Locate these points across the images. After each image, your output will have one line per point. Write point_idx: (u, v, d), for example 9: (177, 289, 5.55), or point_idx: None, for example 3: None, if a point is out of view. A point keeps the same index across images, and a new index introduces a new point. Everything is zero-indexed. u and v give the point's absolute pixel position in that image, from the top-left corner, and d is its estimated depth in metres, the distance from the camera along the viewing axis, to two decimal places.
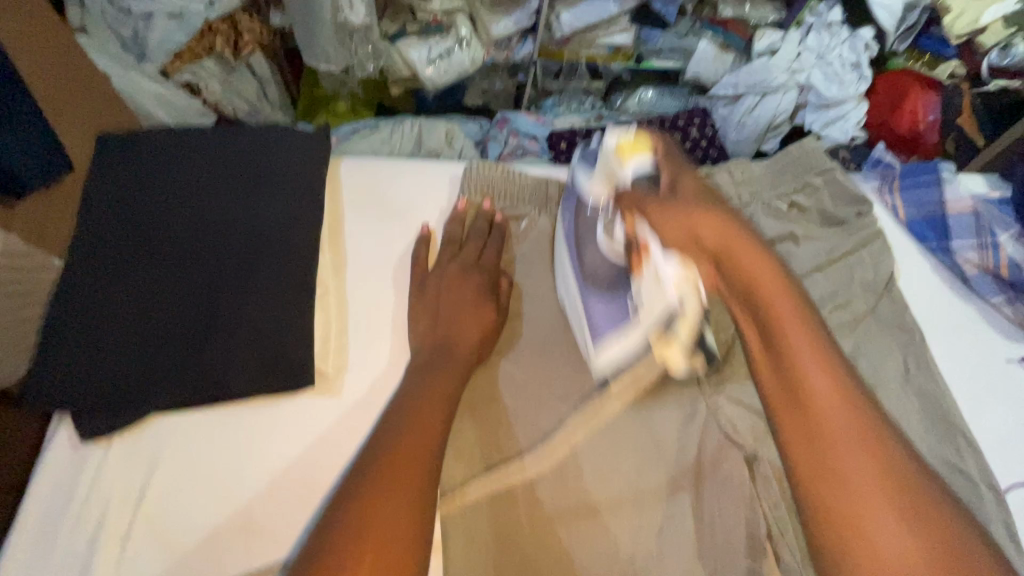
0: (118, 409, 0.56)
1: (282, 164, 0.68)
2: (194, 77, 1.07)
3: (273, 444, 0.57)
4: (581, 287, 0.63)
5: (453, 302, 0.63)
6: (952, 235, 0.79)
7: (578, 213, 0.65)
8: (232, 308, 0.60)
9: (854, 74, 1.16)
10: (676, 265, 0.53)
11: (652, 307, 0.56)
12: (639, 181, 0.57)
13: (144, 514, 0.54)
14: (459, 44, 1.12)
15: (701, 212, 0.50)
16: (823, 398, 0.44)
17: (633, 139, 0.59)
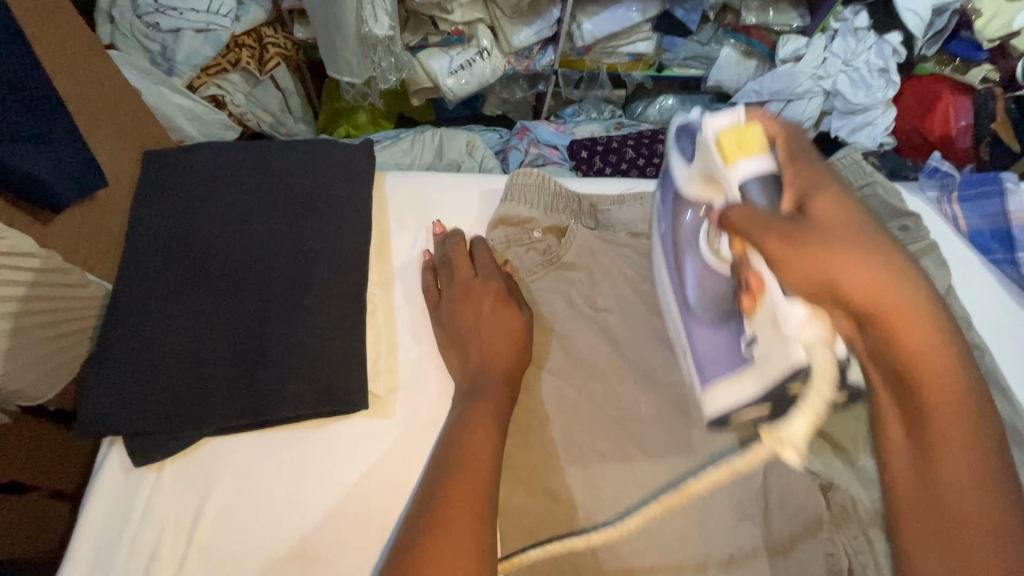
0: (172, 433, 0.55)
1: (324, 178, 0.67)
2: (220, 91, 1.07)
3: (326, 468, 0.55)
4: (686, 318, 0.52)
5: (470, 325, 0.59)
6: (1018, 247, 0.74)
7: (676, 220, 0.54)
8: (282, 329, 0.59)
9: (881, 80, 1.14)
10: (807, 310, 0.37)
11: (771, 359, 0.39)
12: (749, 190, 0.43)
13: (197, 543, 0.52)
14: (480, 55, 1.12)
15: (837, 250, 0.36)
16: (949, 460, 0.37)
17: (739, 128, 0.45)
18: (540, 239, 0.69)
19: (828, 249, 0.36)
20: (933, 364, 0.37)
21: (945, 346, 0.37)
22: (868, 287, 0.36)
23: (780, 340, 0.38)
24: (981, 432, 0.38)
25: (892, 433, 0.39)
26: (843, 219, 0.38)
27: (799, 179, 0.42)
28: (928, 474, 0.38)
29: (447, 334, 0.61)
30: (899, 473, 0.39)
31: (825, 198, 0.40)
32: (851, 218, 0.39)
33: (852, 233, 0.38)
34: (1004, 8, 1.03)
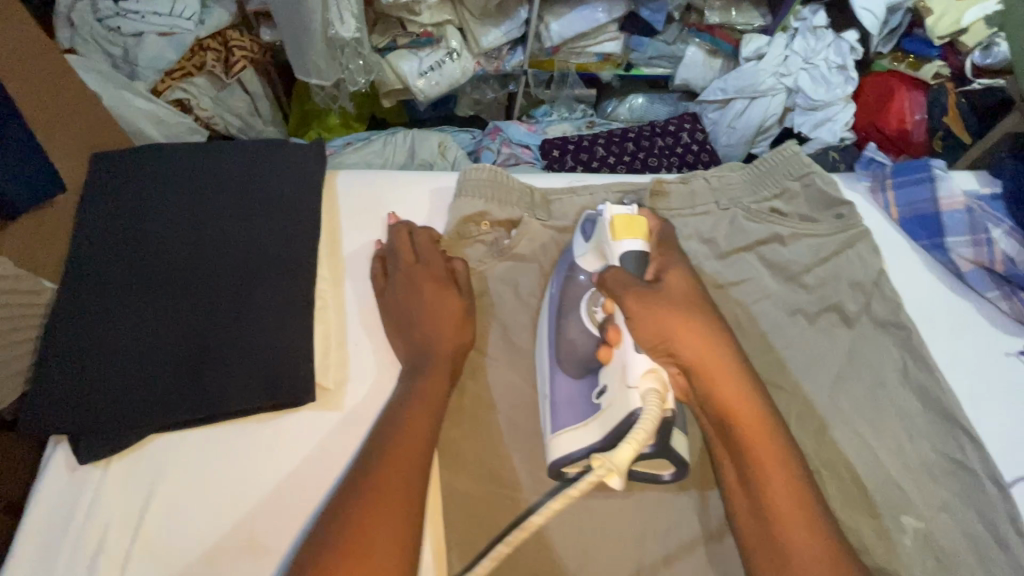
0: (119, 430, 0.55)
1: (279, 178, 0.68)
2: (185, 95, 1.06)
3: (274, 460, 0.56)
4: (554, 362, 0.60)
5: (419, 307, 0.61)
6: (945, 231, 0.79)
7: (568, 281, 0.63)
8: (231, 325, 0.59)
9: (840, 77, 1.17)
10: (648, 364, 0.52)
11: (615, 401, 0.53)
12: (626, 263, 0.58)
13: (144, 536, 0.52)
14: (451, 56, 1.14)
15: (682, 320, 0.52)
16: (766, 479, 0.49)
17: (630, 217, 0.60)
18: (490, 232, 0.71)
19: (673, 315, 0.52)
20: (753, 421, 0.50)
21: (757, 399, 0.52)
22: (696, 347, 0.51)
23: (625, 384, 0.52)
24: (788, 455, 0.50)
25: (726, 464, 0.52)
26: (684, 288, 0.56)
27: (660, 261, 0.58)
28: (754, 495, 0.49)
29: (398, 320, 0.62)
30: (734, 499, 0.51)
31: (675, 273, 0.57)
32: (690, 290, 0.55)
33: (688, 301, 0.55)
34: (951, 8, 1.08)
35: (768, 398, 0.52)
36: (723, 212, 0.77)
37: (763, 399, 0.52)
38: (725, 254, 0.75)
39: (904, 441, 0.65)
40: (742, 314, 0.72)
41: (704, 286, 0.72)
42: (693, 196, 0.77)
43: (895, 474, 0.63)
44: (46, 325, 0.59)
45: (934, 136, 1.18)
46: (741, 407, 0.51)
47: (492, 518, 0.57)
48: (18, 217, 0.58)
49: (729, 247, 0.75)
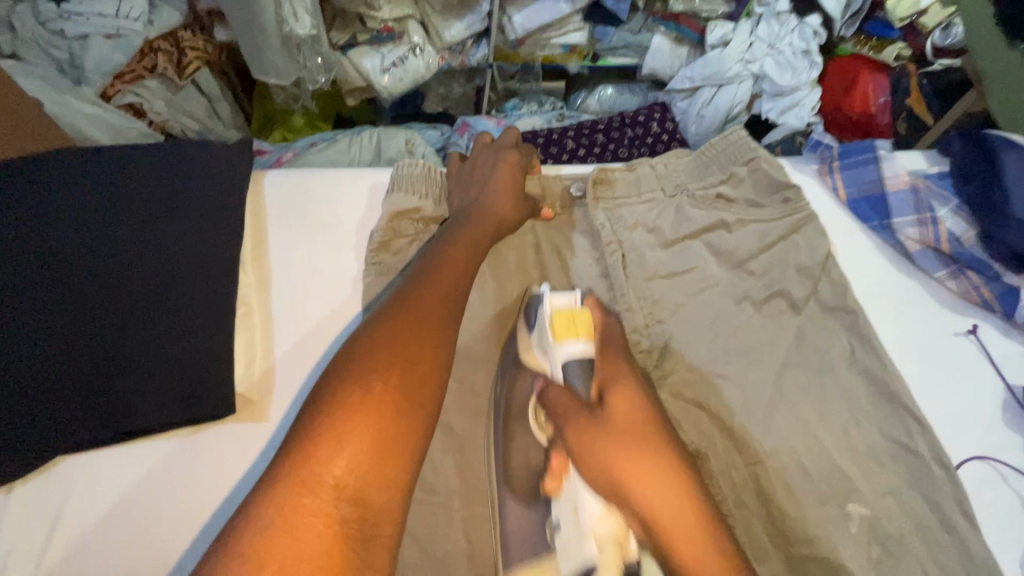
0: (17, 453, 0.51)
1: (198, 180, 0.65)
2: (138, 98, 1.00)
3: (189, 477, 0.54)
4: (499, 485, 0.55)
5: (482, 176, 0.68)
6: (892, 212, 0.78)
7: (513, 386, 0.59)
8: (138, 337, 0.55)
9: (805, 62, 1.13)
10: (602, 505, 0.46)
11: (567, 547, 0.46)
12: (570, 373, 0.54)
13: (50, 561, 0.50)
14: (413, 51, 1.10)
15: (635, 452, 0.48)
16: None
17: (572, 313, 0.57)
18: (424, 229, 0.67)
19: (625, 455, 0.48)
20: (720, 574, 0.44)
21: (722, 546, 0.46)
22: (648, 492, 0.47)
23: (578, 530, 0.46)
24: None
25: None
26: (630, 412, 0.51)
27: (605, 374, 0.54)
28: None
29: (461, 182, 0.69)
30: None
31: (619, 391, 0.52)
32: (636, 416, 0.51)
33: (633, 426, 0.50)
34: None
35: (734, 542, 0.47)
36: (669, 200, 0.75)
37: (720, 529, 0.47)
38: (671, 243, 0.73)
39: (851, 428, 0.63)
40: (687, 304, 0.69)
41: (649, 277, 0.70)
42: (639, 183, 0.76)
43: (842, 463, 0.61)
44: None
45: (898, 118, 1.17)
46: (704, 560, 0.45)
47: (423, 525, 0.56)
48: None
49: (674, 236, 0.73)
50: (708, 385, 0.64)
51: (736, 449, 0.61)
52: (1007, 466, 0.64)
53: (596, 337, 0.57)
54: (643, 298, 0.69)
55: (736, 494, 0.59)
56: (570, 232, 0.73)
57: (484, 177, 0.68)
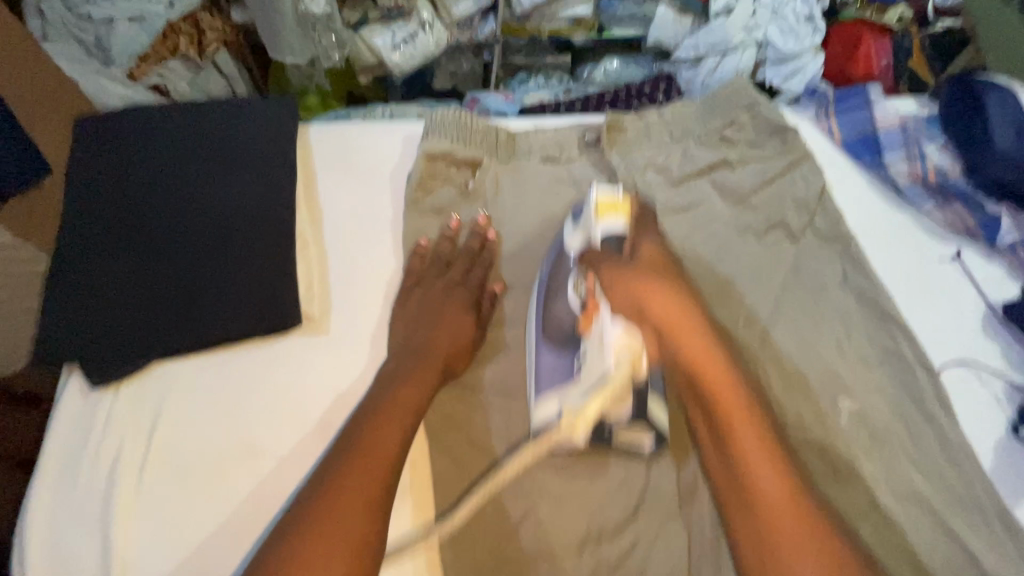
0: (126, 358, 0.60)
1: (251, 130, 0.73)
2: (161, 80, 1.02)
3: (266, 379, 0.62)
4: (539, 336, 0.63)
5: (432, 318, 0.65)
6: (883, 150, 0.85)
7: (556, 266, 0.64)
8: (218, 264, 0.64)
9: (808, 28, 1.13)
10: (622, 330, 0.53)
11: (589, 371, 0.55)
12: (608, 242, 0.59)
13: (156, 447, 0.58)
14: (423, 28, 1.17)
15: (651, 281, 0.52)
16: (772, 510, 0.48)
17: (614, 199, 0.60)
18: (456, 172, 0.74)
19: (649, 281, 0.52)
20: (734, 405, 0.51)
21: (745, 389, 0.52)
22: (666, 312, 0.51)
23: (598, 356, 0.54)
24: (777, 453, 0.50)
25: (713, 462, 0.52)
26: (658, 259, 0.56)
27: (636, 233, 0.59)
28: (759, 530, 0.48)
29: (407, 313, 0.66)
30: (728, 506, 0.51)
31: (649, 245, 0.57)
32: (664, 261, 0.56)
33: (660, 268, 0.55)
34: None
35: (765, 412, 0.52)
36: (677, 144, 0.82)
37: (742, 384, 0.52)
38: (679, 182, 0.79)
39: (843, 338, 0.71)
40: (695, 235, 0.77)
41: (660, 212, 0.77)
42: (649, 130, 0.82)
43: (835, 365, 0.69)
44: (55, 265, 0.64)
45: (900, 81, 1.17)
46: (731, 401, 0.51)
47: (468, 419, 0.64)
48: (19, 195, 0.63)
49: (681, 175, 0.79)
50: (714, 303, 0.72)
51: (739, 353, 0.69)
52: (985, 368, 0.72)
53: (632, 219, 0.60)
54: (655, 228, 0.76)
55: None
56: (588, 172, 0.79)
57: (431, 320, 0.65)
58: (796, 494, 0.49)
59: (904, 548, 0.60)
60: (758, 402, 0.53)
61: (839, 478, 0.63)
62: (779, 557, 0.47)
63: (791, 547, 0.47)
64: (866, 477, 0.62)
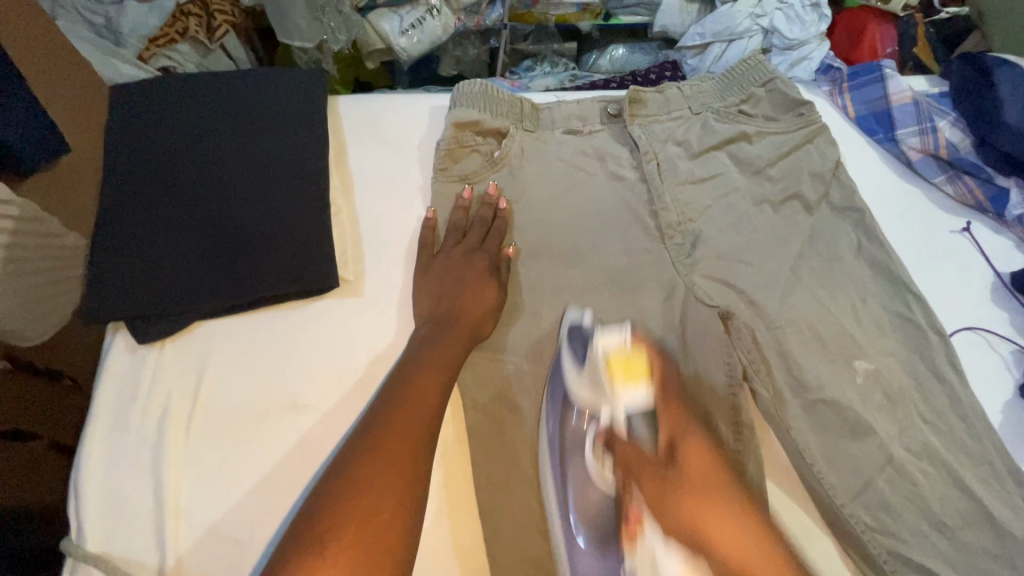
0: (170, 316, 0.62)
1: (282, 100, 0.74)
2: (171, 62, 1.02)
3: (305, 339, 0.64)
4: (569, 536, 0.59)
5: (453, 282, 0.68)
6: (896, 125, 0.87)
7: (568, 432, 0.63)
8: (256, 226, 0.66)
9: (814, 14, 1.03)
10: (680, 560, 0.52)
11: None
12: (635, 426, 0.61)
13: (202, 401, 0.60)
14: (431, 12, 1.09)
15: (703, 499, 0.55)
16: None
17: (626, 355, 0.63)
18: (482, 141, 0.76)
19: (699, 500, 0.55)
20: (776, 562, 0.51)
21: (786, 558, 0.53)
22: (719, 526, 0.54)
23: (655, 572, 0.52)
24: None
25: None
26: (701, 463, 0.58)
27: (669, 428, 0.60)
28: None
29: (428, 283, 0.68)
30: None
31: (692, 451, 0.58)
32: (706, 462, 0.58)
33: (706, 477, 0.57)
34: None
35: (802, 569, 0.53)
36: (696, 117, 0.84)
37: (786, 555, 0.53)
38: (698, 154, 0.81)
39: (858, 304, 0.73)
40: (714, 206, 0.78)
41: (680, 182, 0.78)
42: (668, 104, 0.84)
43: (850, 330, 0.71)
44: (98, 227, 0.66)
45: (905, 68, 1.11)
46: (772, 569, 0.51)
47: (497, 378, 0.66)
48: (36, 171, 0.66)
49: (700, 147, 0.81)
50: (733, 271, 0.74)
51: (758, 317, 0.71)
52: (993, 334, 0.75)
53: (654, 378, 0.63)
54: (675, 198, 0.77)
55: (763, 353, 0.69)
56: (609, 145, 0.81)
57: (452, 288, 0.67)
58: None
59: (918, 500, 0.63)
60: (794, 562, 0.53)
61: (856, 436, 0.65)
62: None
63: None
64: (882, 435, 0.65)
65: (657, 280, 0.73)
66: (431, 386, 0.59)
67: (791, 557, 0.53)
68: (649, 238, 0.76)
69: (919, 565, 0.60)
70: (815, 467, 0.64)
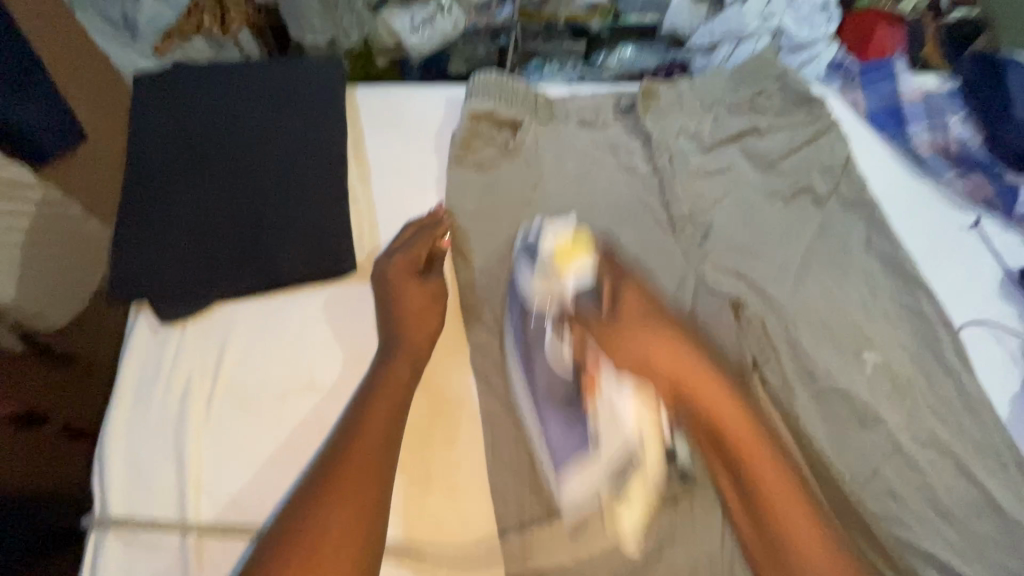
0: (193, 297, 0.64)
1: (303, 88, 0.76)
2: (185, 56, 1.03)
3: (324, 321, 0.66)
4: (535, 406, 0.62)
5: (388, 295, 0.66)
6: (907, 122, 0.89)
7: (526, 327, 0.65)
8: (278, 211, 0.68)
9: (822, 17, 1.05)
10: (632, 399, 0.57)
11: (611, 444, 0.58)
12: (581, 295, 0.59)
13: (222, 379, 0.62)
14: (442, 11, 1.12)
15: (673, 354, 0.54)
16: (810, 554, 0.49)
17: (571, 241, 0.62)
18: (498, 132, 0.77)
19: (661, 341, 0.55)
20: (733, 406, 0.53)
21: (752, 416, 0.54)
22: (671, 367, 0.54)
23: (619, 425, 0.57)
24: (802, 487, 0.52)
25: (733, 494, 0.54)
26: (640, 305, 0.57)
27: (612, 277, 0.59)
28: (788, 558, 0.49)
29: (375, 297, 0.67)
30: (756, 554, 0.52)
31: (630, 300, 0.57)
32: (644, 307, 0.57)
33: (671, 354, 0.54)
34: None
35: (770, 434, 0.54)
36: (708, 111, 0.85)
37: (746, 407, 0.54)
38: (709, 148, 0.82)
39: (867, 296, 0.74)
40: (725, 198, 0.79)
41: (691, 175, 0.79)
42: (681, 97, 0.84)
43: (860, 321, 0.72)
44: (121, 208, 0.68)
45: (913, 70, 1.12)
46: (731, 416, 0.53)
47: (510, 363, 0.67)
48: (53, 160, 0.69)
49: (712, 141, 0.82)
50: (742, 262, 0.75)
51: (768, 308, 0.72)
52: (1003, 330, 0.75)
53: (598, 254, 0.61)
54: (686, 190, 0.78)
55: (773, 342, 0.70)
56: (622, 137, 0.82)
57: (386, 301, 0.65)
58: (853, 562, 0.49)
59: (925, 488, 0.64)
60: (770, 439, 0.54)
61: (864, 425, 0.66)
62: None
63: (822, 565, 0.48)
64: (890, 423, 0.66)
65: (670, 270, 0.74)
66: (399, 391, 0.59)
67: (763, 428, 0.54)
68: (660, 229, 0.77)
69: (926, 552, 0.61)
70: (825, 454, 0.65)
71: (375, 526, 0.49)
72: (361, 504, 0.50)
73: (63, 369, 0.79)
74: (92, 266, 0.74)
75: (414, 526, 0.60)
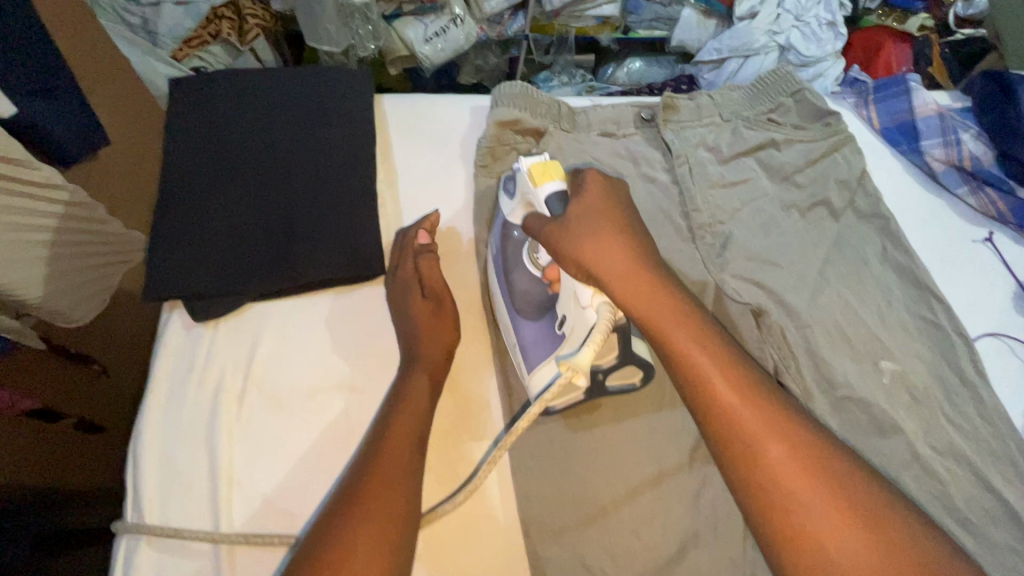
0: (227, 297, 0.65)
1: (333, 95, 0.78)
2: (203, 63, 1.05)
3: (353, 325, 0.67)
4: (513, 311, 0.66)
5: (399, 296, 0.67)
6: (921, 137, 0.90)
7: (505, 239, 0.68)
8: (309, 215, 0.69)
9: (830, 33, 1.08)
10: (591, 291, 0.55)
11: (575, 326, 0.58)
12: (552, 206, 0.57)
13: (253, 377, 0.63)
14: (455, 22, 1.10)
15: (621, 257, 0.53)
16: (775, 465, 0.46)
17: (544, 163, 0.59)
18: (522, 140, 0.79)
19: (607, 235, 0.53)
20: (673, 308, 0.52)
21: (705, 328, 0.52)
22: (622, 276, 0.52)
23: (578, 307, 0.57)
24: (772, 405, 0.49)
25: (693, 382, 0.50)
26: (598, 222, 0.54)
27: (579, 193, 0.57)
28: (753, 464, 0.46)
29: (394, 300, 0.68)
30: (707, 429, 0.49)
31: (586, 214, 0.55)
32: (607, 218, 0.55)
33: (611, 234, 0.54)
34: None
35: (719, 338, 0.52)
36: (726, 124, 0.86)
37: (684, 304, 0.52)
38: (728, 159, 0.83)
39: (883, 306, 0.75)
40: (743, 208, 0.80)
41: (711, 186, 0.81)
42: (699, 110, 0.86)
43: (876, 330, 0.73)
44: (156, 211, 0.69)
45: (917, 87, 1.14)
46: (668, 317, 0.51)
47: None
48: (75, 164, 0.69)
49: (731, 153, 0.84)
50: (762, 272, 0.76)
51: (787, 316, 0.73)
52: (1016, 341, 0.76)
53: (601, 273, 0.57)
54: (706, 201, 0.79)
55: (792, 349, 0.71)
56: (642, 148, 0.84)
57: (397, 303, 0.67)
58: (832, 478, 0.45)
59: (944, 497, 0.64)
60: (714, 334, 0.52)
61: (884, 432, 0.67)
62: (795, 519, 0.44)
63: (791, 484, 0.45)
64: (908, 433, 0.67)
65: (691, 278, 0.76)
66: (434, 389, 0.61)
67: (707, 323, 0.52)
68: (680, 238, 0.79)
69: None
70: None
71: (398, 537, 0.48)
72: (387, 518, 0.48)
73: (79, 368, 0.80)
74: (110, 266, 0.75)
75: (442, 528, 0.61)
